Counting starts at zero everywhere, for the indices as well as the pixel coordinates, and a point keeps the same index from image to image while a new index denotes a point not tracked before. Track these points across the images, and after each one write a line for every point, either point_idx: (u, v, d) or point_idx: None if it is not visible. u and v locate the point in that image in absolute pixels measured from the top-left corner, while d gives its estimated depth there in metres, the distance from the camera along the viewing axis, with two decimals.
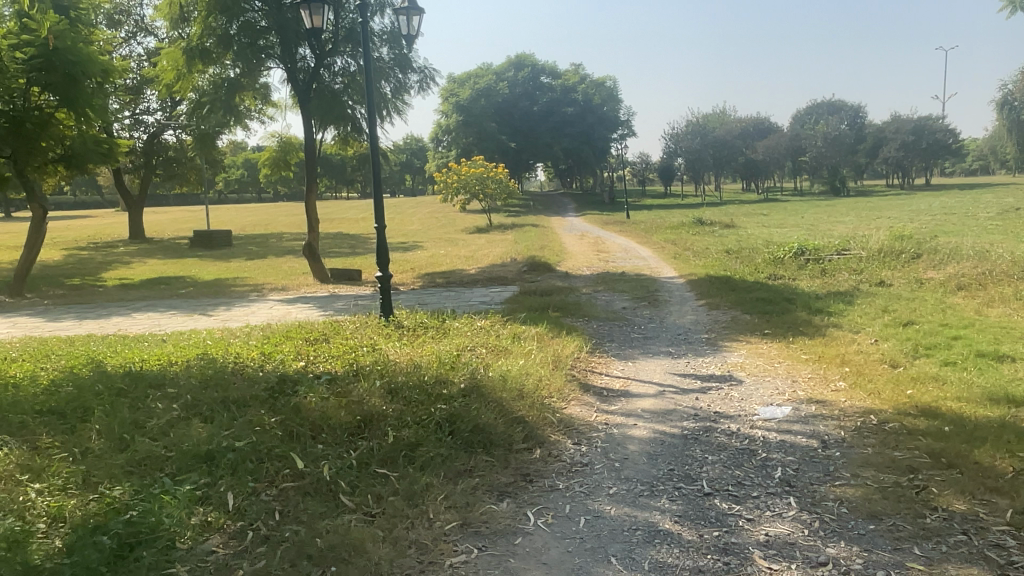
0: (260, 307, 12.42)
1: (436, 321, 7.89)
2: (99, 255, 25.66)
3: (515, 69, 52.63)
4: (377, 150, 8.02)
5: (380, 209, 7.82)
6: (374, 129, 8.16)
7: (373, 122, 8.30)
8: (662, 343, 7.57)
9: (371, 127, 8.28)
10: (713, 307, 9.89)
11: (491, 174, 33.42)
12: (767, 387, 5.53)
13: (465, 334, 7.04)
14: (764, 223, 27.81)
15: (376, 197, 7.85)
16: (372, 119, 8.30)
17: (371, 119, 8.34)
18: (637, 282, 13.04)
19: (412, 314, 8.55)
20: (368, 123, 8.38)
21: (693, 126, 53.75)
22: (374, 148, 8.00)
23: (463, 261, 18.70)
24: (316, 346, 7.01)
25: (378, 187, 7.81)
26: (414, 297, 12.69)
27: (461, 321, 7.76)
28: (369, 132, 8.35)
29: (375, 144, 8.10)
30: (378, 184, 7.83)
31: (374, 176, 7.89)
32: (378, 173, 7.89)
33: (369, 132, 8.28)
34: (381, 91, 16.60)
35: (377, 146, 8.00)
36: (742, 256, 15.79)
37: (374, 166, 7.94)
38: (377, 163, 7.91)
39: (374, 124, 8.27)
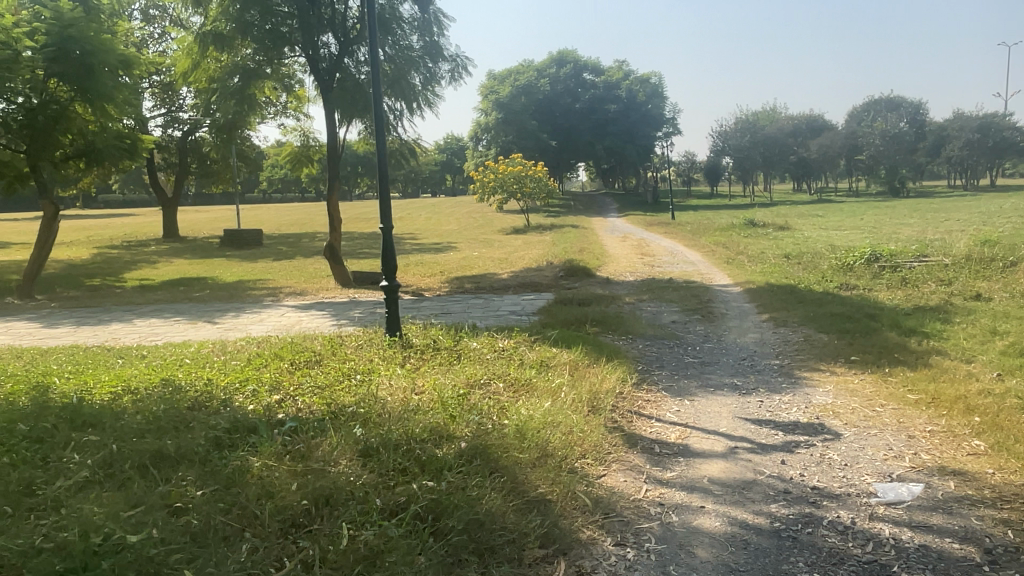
0: (270, 314, 11.34)
1: (450, 340, 6.61)
2: (128, 254, 25.11)
3: (557, 65, 51.02)
4: (384, 143, 6.77)
5: (384, 210, 6.58)
6: (381, 117, 6.90)
7: (381, 110, 7.04)
8: (724, 372, 6.16)
9: (376, 116, 7.02)
10: (779, 324, 8.47)
11: (530, 172, 32.18)
12: (877, 449, 4.11)
13: (483, 361, 5.73)
14: (823, 225, 25.93)
15: (380, 196, 6.60)
16: (379, 106, 7.03)
17: (377, 104, 7.08)
18: (688, 291, 11.66)
19: (425, 330, 7.30)
20: (374, 111, 7.12)
21: (742, 123, 51.93)
22: (379, 139, 6.76)
23: (496, 264, 17.50)
24: (303, 371, 5.79)
25: (383, 183, 6.57)
26: (439, 306, 11.48)
27: (481, 341, 6.47)
28: (375, 121, 7.09)
29: (382, 135, 6.86)
30: (384, 179, 6.60)
31: (379, 175, 6.66)
32: (385, 169, 6.66)
33: (375, 120, 7.01)
34: (412, 82, 15.40)
35: (383, 140, 6.76)
36: (804, 262, 14.20)
37: (378, 160, 6.70)
38: (383, 158, 6.66)
39: (381, 113, 7.01)
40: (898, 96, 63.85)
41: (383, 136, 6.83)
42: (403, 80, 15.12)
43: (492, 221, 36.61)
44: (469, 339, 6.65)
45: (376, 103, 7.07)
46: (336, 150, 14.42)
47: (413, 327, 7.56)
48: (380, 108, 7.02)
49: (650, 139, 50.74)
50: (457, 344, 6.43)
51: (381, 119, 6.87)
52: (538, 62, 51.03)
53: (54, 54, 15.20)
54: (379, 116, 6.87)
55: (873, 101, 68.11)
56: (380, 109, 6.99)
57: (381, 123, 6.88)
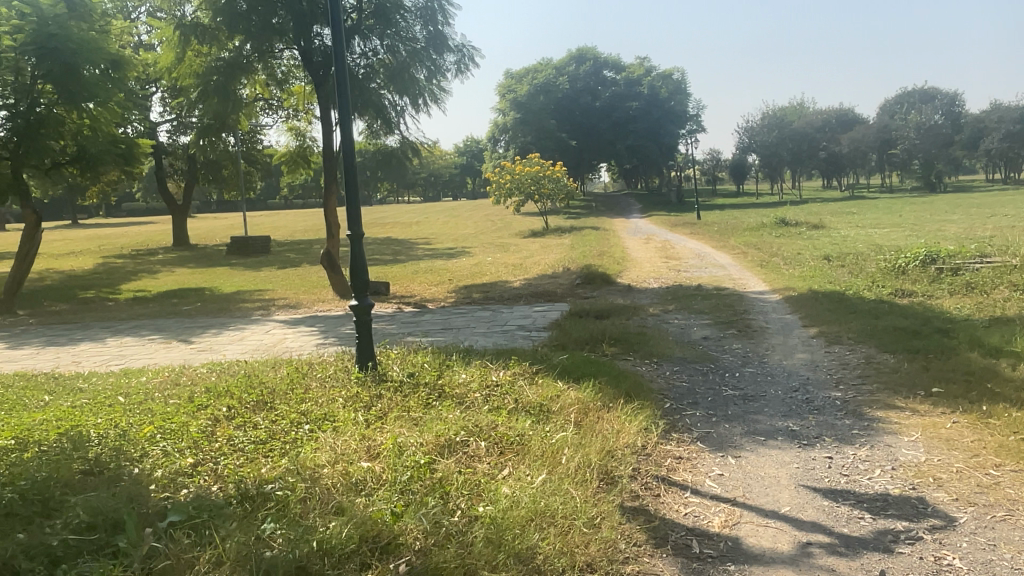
0: (255, 331, 10.24)
1: (433, 371, 5.40)
2: (134, 264, 24.30)
3: (576, 63, 49.56)
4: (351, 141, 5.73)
5: (351, 216, 5.45)
6: (347, 113, 5.86)
7: (348, 107, 6.02)
8: (774, 411, 4.91)
9: (343, 113, 5.99)
10: (832, 341, 7.20)
11: (548, 172, 30.97)
12: (1016, 548, 2.85)
13: (468, 405, 4.51)
14: (860, 223, 24.38)
15: (346, 200, 5.49)
16: (345, 104, 6.00)
17: (344, 100, 6.03)
18: (720, 300, 10.40)
19: (410, 357, 6.13)
20: (340, 108, 6.08)
21: (769, 119, 50.42)
22: (344, 137, 5.70)
23: (510, 270, 16.35)
24: (242, 417, 4.60)
25: (349, 189, 5.49)
26: (441, 320, 10.32)
27: (470, 373, 5.26)
28: (342, 120, 6.06)
29: (348, 133, 5.80)
30: (351, 183, 5.53)
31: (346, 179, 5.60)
32: (352, 174, 5.61)
33: (340, 119, 5.96)
34: (415, 77, 14.16)
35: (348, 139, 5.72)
36: (848, 264, 12.83)
37: (344, 160, 5.64)
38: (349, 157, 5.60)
39: (348, 108, 5.97)
40: (931, 88, 61.50)
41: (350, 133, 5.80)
42: (405, 74, 13.96)
43: (511, 224, 35.48)
44: (457, 369, 5.45)
45: (343, 99, 6.02)
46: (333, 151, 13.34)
47: (395, 352, 6.40)
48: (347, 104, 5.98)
49: (673, 136, 49.19)
50: (440, 377, 5.21)
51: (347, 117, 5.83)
52: (557, 60, 49.65)
53: (37, 53, 14.27)
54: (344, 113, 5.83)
55: (904, 93, 65.86)
56: (346, 105, 5.96)
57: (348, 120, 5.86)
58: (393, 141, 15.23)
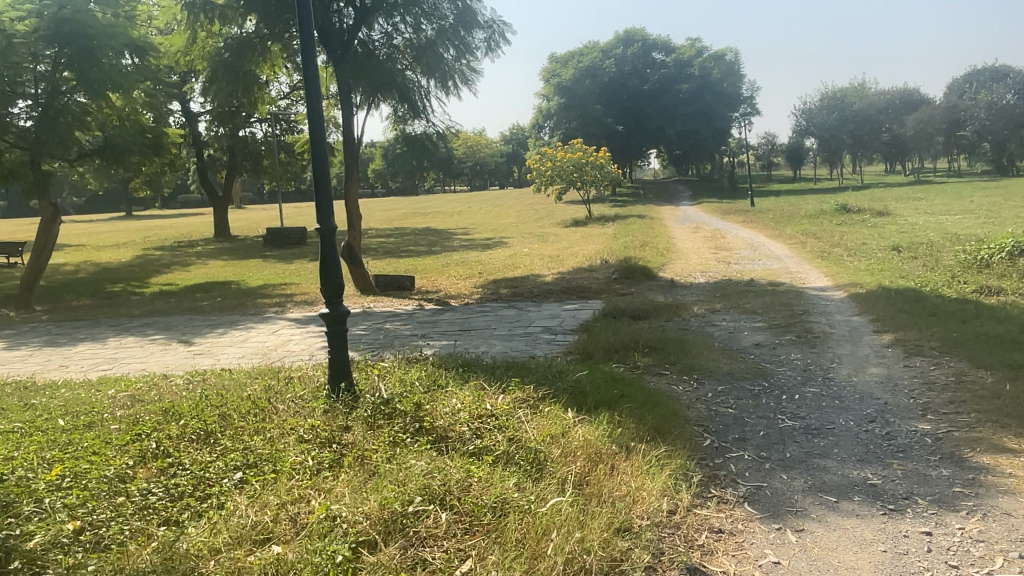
0: (261, 330, 9.49)
1: (419, 395, 4.44)
2: (170, 255, 24.09)
3: (623, 45, 47.66)
4: (320, 122, 4.47)
5: (321, 206, 4.41)
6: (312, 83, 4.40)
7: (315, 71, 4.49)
8: (845, 454, 3.81)
9: (307, 85, 4.47)
10: (912, 353, 6.03)
11: (591, 159, 29.76)
12: None
13: (446, 452, 3.54)
14: (927, 210, 22.60)
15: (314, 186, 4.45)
16: (310, 70, 4.43)
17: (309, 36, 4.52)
18: (775, 298, 9.23)
19: (400, 374, 5.17)
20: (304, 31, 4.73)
21: (829, 101, 47.63)
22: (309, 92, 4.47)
23: (546, 262, 15.38)
24: (175, 456, 3.75)
25: (319, 183, 4.41)
26: (461, 320, 9.41)
27: (462, 399, 4.28)
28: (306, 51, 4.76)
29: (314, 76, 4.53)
30: (320, 176, 4.40)
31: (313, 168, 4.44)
32: (322, 162, 4.44)
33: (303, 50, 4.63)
34: (442, 57, 13.11)
35: (315, 121, 4.45)
36: (921, 256, 11.45)
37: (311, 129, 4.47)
38: (316, 143, 4.42)
39: (313, 78, 4.42)
40: (1004, 65, 57.87)
41: (318, 111, 4.47)
42: (432, 55, 12.92)
43: (555, 213, 34.44)
44: (449, 393, 4.48)
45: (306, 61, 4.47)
46: (354, 138, 12.38)
47: (385, 368, 5.45)
48: (311, 72, 4.42)
49: (725, 120, 47.25)
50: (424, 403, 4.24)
51: (312, 90, 4.42)
52: (603, 43, 47.88)
53: (52, 38, 13.82)
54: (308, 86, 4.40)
55: (975, 71, 62.18)
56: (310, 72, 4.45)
57: (314, 94, 4.43)
58: (424, 127, 14.26)
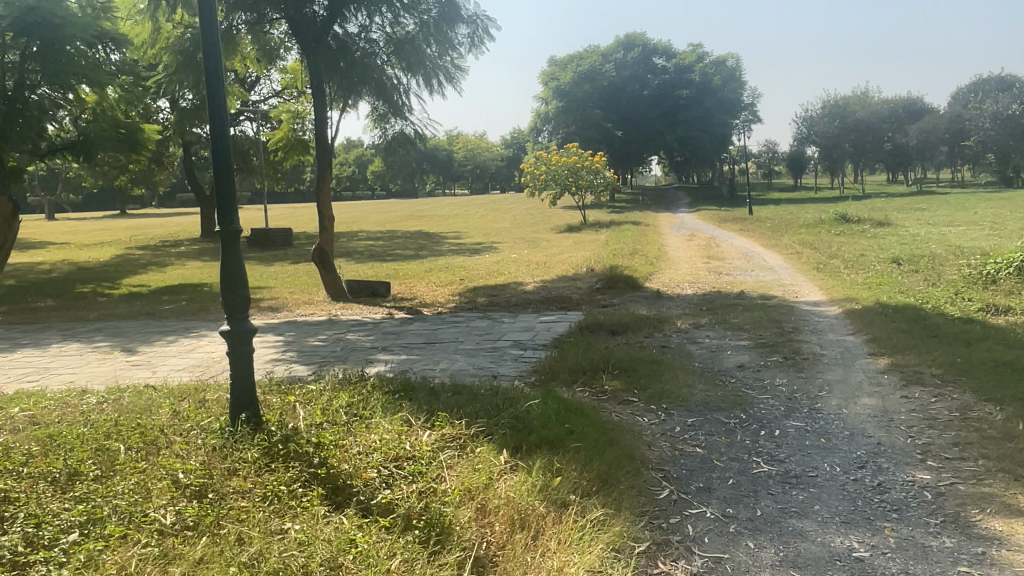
0: (213, 338, 8.84)
1: (333, 431, 3.79)
2: (151, 255, 23.44)
3: (624, 50, 47.00)
4: (223, 112, 3.79)
5: (222, 208, 3.76)
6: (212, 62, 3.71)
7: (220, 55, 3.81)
8: (828, 513, 3.17)
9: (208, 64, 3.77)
10: (911, 381, 5.39)
11: (586, 163, 29.16)
12: None
13: (338, 511, 2.91)
14: (929, 221, 21.95)
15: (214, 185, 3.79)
16: (211, 51, 3.72)
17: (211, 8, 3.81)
18: (764, 313, 8.60)
19: (325, 401, 4.51)
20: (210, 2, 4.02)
21: (830, 109, 46.95)
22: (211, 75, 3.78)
23: (531, 269, 14.78)
24: (13, 505, 3.10)
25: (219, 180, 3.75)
26: (427, 331, 8.75)
27: (380, 437, 3.62)
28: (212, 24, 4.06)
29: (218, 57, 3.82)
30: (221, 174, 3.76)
31: (216, 166, 3.78)
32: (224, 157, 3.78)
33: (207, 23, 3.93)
34: (423, 54, 12.46)
35: (217, 110, 3.78)
36: (923, 270, 10.82)
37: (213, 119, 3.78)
38: (219, 137, 3.76)
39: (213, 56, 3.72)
40: (1009, 75, 57.26)
41: (222, 100, 3.79)
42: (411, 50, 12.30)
43: (551, 218, 33.85)
44: (369, 427, 3.83)
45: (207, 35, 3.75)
46: (328, 139, 11.75)
47: (313, 392, 4.79)
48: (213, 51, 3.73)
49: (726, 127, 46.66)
50: (333, 443, 3.59)
51: (213, 76, 3.72)
52: (604, 47, 47.19)
53: (17, 28, 12.92)
54: (206, 71, 3.70)
55: (979, 81, 61.53)
56: (211, 55, 3.75)
57: (216, 81, 3.74)
58: (407, 126, 13.48)
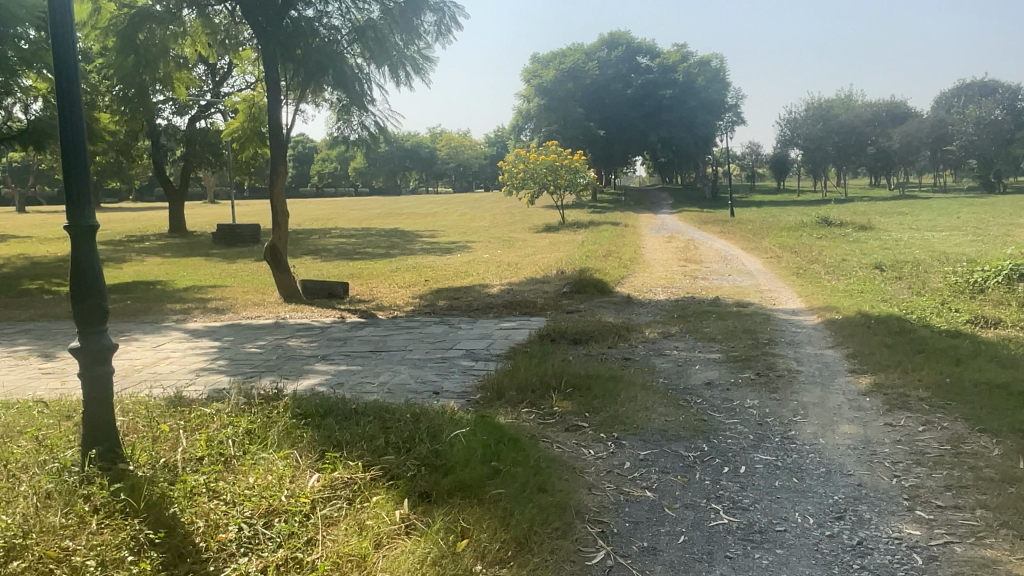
0: (144, 343, 8.12)
1: (206, 475, 3.13)
2: (111, 250, 22.50)
3: (608, 48, 46.39)
4: (74, 84, 3.08)
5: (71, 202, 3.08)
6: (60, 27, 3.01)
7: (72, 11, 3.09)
8: None
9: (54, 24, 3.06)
10: (896, 405, 4.80)
11: (565, 162, 28.58)
12: None
13: None
14: (912, 225, 21.55)
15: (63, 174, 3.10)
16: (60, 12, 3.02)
17: None
18: (739, 322, 8.02)
19: (218, 429, 3.84)
20: None
21: (814, 111, 46.70)
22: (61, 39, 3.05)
23: (501, 270, 14.15)
24: None
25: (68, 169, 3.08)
26: (376, 338, 8.07)
27: (256, 484, 2.96)
28: None
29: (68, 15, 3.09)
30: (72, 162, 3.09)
31: (66, 151, 3.09)
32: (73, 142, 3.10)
33: None
34: (388, 42, 11.72)
35: (66, 78, 3.05)
36: (907, 277, 10.28)
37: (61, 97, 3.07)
38: (67, 113, 3.06)
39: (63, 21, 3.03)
40: (992, 81, 57.35)
41: (72, 69, 3.07)
42: (376, 39, 11.59)
43: (531, 217, 33.25)
44: (249, 469, 3.17)
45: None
46: (283, 130, 11.04)
47: (207, 416, 4.10)
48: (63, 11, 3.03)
49: (709, 127, 46.27)
50: (197, 494, 2.93)
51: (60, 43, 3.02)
52: (587, 45, 46.53)
53: None
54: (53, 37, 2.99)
55: (962, 86, 61.61)
56: (59, 13, 3.03)
57: (64, 49, 3.03)
58: (368, 117, 12.50)
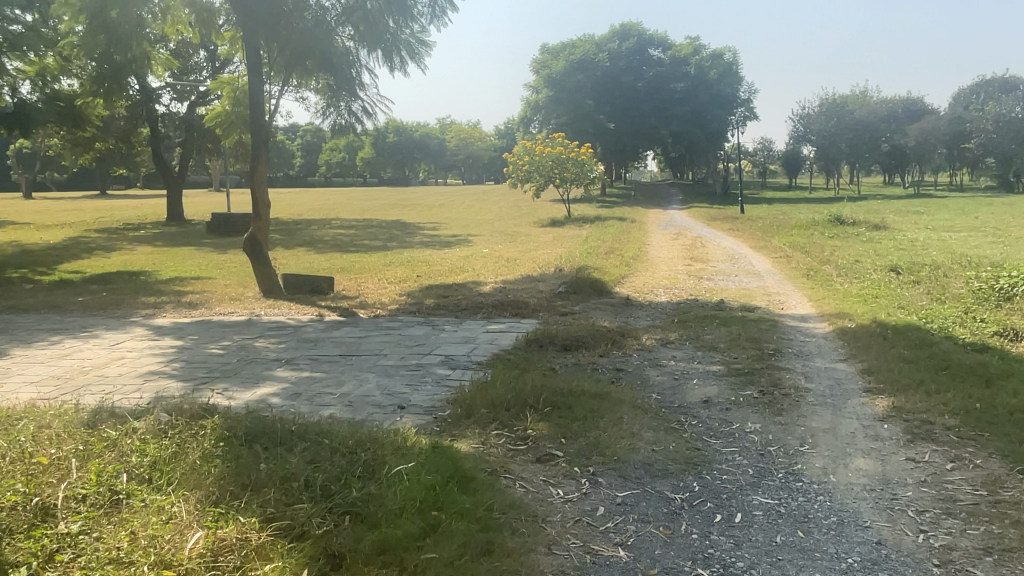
0: (102, 341, 7.56)
1: (78, 528, 2.55)
2: (105, 238, 22.04)
3: (619, 39, 45.47)
4: None
5: None
6: None
7: None
8: None
9: None
10: (921, 436, 4.16)
11: (571, 154, 27.89)
12: None
13: None
14: (930, 225, 20.79)
15: None
16: None
17: None
18: (743, 328, 7.38)
19: (119, 459, 3.25)
20: None
21: (829, 106, 45.80)
22: None
23: (498, 266, 13.56)
24: None
25: None
26: (351, 340, 7.48)
27: (126, 545, 2.38)
28: None
29: None
30: None
31: None
32: None
33: None
34: (380, 24, 11.09)
35: None
36: (927, 281, 9.62)
37: None
38: None
39: None
40: (1013, 78, 56.04)
41: None
42: (366, 21, 10.99)
43: (538, 211, 32.62)
44: (129, 522, 2.58)
45: None
46: (264, 117, 10.50)
47: (114, 438, 3.52)
48: None
49: (721, 121, 45.46)
50: (56, 556, 2.35)
51: None
52: (598, 36, 45.71)
53: None
54: None
55: (982, 82, 60.29)
56: None
57: None
58: (357, 101, 11.87)
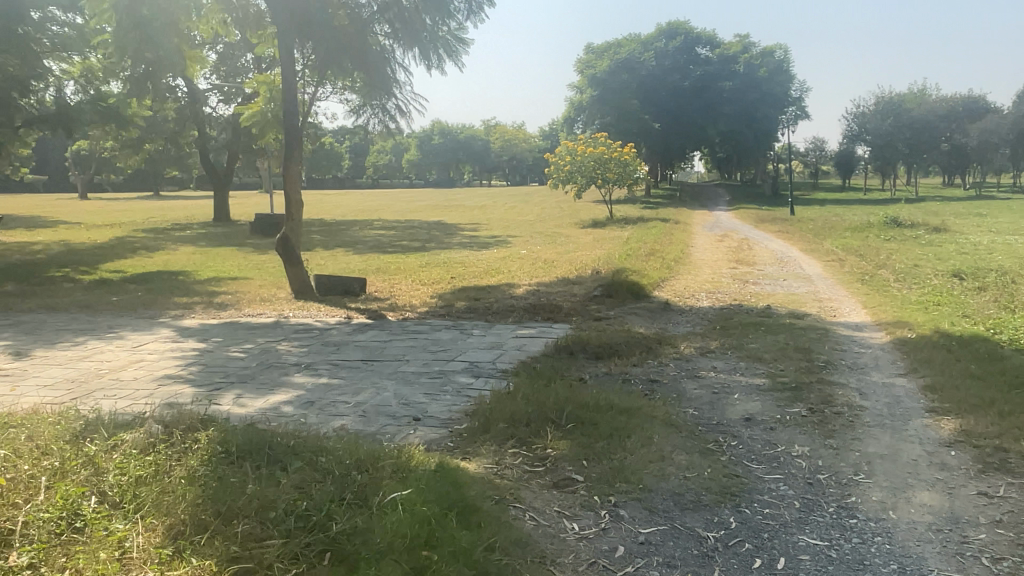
0: (125, 342, 7.42)
1: (25, 561, 2.27)
2: (151, 238, 22.36)
3: (666, 38, 44.30)
4: None
5: None
6: None
7: None
8: None
9: None
10: (997, 466, 3.66)
11: (615, 154, 27.37)
12: None
13: None
14: (993, 227, 19.74)
15: None
16: None
17: None
18: (791, 337, 6.87)
19: (92, 478, 2.98)
20: None
21: (885, 104, 44.30)
22: None
23: (535, 268, 13.20)
24: None
25: None
26: (375, 344, 7.20)
27: None
28: None
29: None
30: None
31: None
32: None
33: None
34: (417, 22, 10.81)
35: None
36: (993, 288, 8.94)
37: None
38: None
39: None
40: None
41: None
42: (402, 18, 10.72)
43: (580, 211, 32.17)
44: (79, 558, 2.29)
45: None
46: (297, 116, 10.33)
47: (92, 453, 3.25)
48: None
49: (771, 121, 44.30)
50: None
51: None
52: (644, 35, 44.88)
53: None
54: None
55: None
56: None
57: None
58: (392, 100, 11.62)
